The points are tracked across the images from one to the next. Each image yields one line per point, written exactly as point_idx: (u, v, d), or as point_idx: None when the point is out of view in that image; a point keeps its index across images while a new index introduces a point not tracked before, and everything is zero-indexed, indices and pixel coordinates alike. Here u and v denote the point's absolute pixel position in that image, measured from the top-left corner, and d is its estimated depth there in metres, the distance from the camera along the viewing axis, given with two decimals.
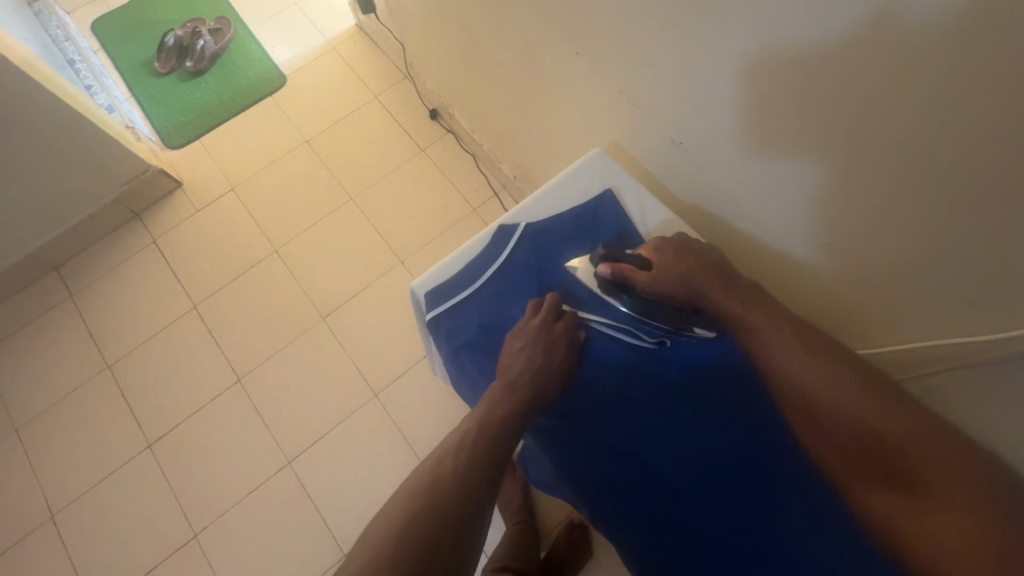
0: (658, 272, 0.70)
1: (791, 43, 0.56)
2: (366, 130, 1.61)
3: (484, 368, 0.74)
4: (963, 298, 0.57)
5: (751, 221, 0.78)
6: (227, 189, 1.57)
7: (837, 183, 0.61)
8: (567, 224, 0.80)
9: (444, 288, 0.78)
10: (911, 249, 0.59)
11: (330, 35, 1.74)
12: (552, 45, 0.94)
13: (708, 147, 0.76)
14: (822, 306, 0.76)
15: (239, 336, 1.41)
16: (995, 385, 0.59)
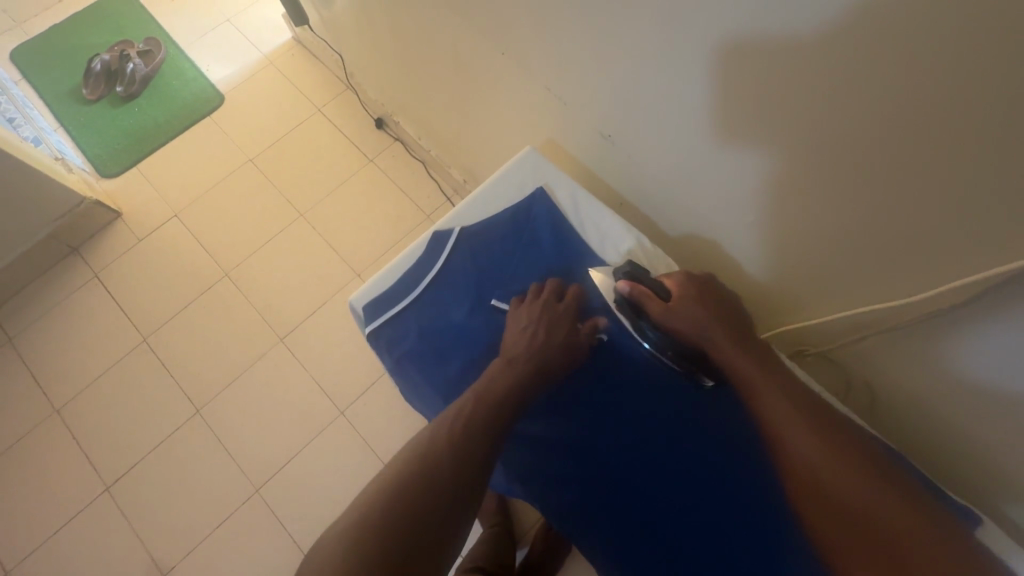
0: (676, 307, 0.68)
1: (707, 38, 0.57)
2: (311, 144, 1.58)
3: (427, 375, 0.74)
4: (888, 269, 0.60)
5: (689, 211, 0.79)
6: (171, 215, 1.51)
7: (764, 165, 0.63)
8: (504, 227, 0.80)
9: (382, 300, 0.77)
10: (837, 227, 0.61)
11: (267, 50, 1.70)
12: (483, 47, 0.94)
13: (640, 141, 0.77)
14: (767, 284, 0.78)
15: (193, 367, 1.36)
16: (918, 347, 0.63)
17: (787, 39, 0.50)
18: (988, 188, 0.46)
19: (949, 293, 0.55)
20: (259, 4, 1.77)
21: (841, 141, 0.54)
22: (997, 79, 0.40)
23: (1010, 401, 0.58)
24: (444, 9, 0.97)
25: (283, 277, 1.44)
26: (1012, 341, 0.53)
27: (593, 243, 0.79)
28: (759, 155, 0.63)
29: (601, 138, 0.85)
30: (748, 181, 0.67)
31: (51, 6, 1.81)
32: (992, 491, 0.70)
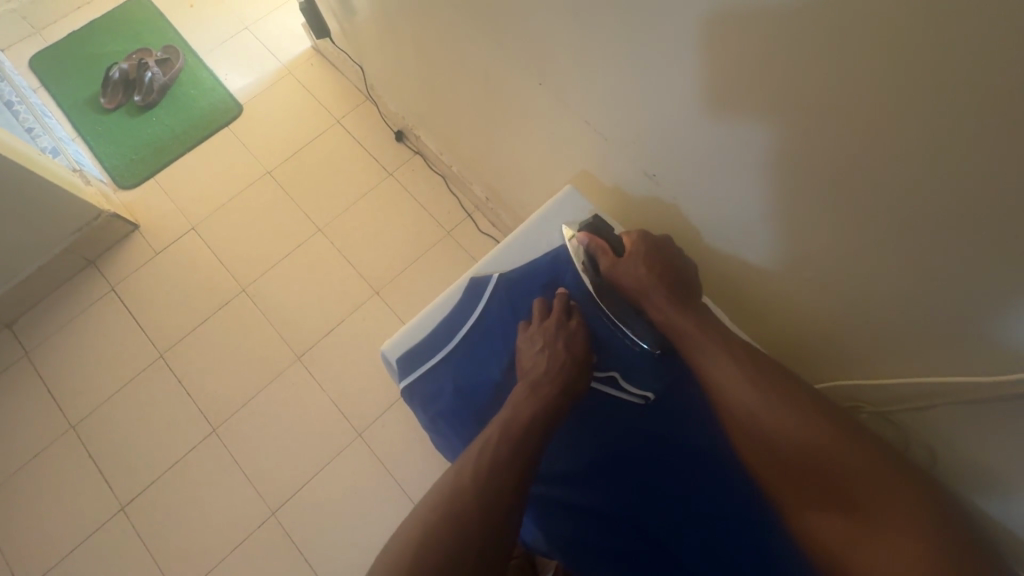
0: (622, 263, 0.72)
1: (764, 81, 0.54)
2: (329, 156, 1.55)
3: (463, 435, 0.70)
4: (964, 327, 0.56)
5: (738, 254, 0.76)
6: (188, 228, 1.49)
7: (827, 215, 0.59)
8: (542, 274, 0.77)
9: (416, 352, 0.74)
10: (910, 285, 0.57)
11: (285, 59, 1.67)
12: (512, 71, 0.91)
13: (686, 184, 0.74)
14: (813, 329, 0.74)
15: (210, 385, 1.34)
16: (994, 410, 0.59)
17: (870, 90, 0.46)
18: None
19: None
20: (278, 12, 1.75)
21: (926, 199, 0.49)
22: None
23: None
24: (472, 32, 0.94)
25: (301, 292, 1.42)
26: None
27: None
28: (819, 204, 0.59)
29: (640, 176, 0.81)
30: (808, 230, 0.63)
31: (69, 14, 1.80)
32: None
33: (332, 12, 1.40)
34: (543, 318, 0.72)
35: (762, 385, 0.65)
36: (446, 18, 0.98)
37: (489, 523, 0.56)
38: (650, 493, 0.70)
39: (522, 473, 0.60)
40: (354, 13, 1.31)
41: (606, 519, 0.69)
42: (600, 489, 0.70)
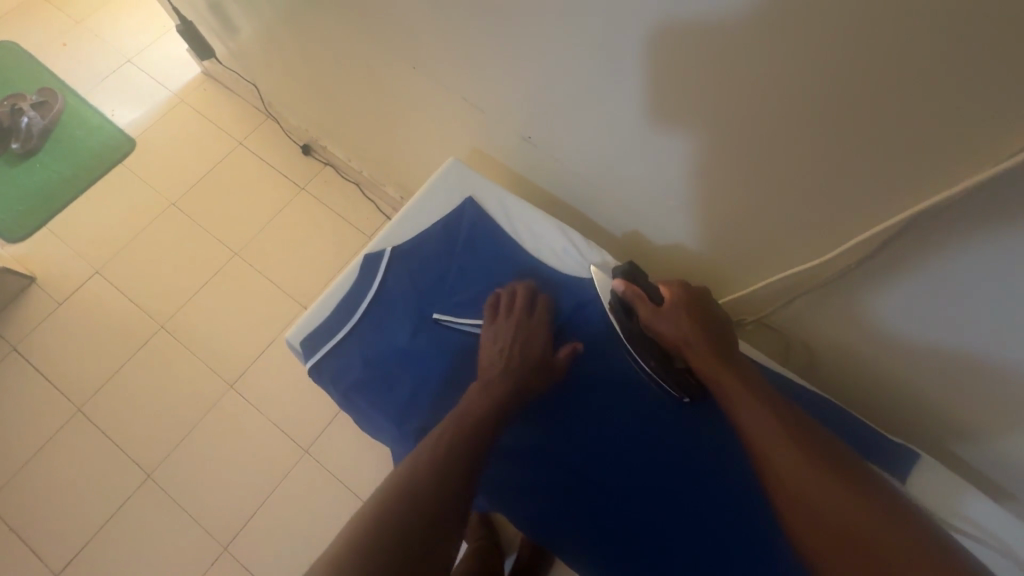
0: (665, 313, 0.68)
1: (593, 32, 0.60)
2: (237, 179, 1.52)
3: (377, 404, 0.72)
4: (803, 228, 0.63)
5: (617, 198, 0.82)
6: (91, 272, 1.42)
7: (674, 145, 0.66)
8: (435, 241, 0.79)
9: (321, 332, 0.75)
10: (758, 198, 0.64)
11: (176, 88, 1.62)
12: (394, 63, 0.94)
13: (559, 141, 0.80)
14: (693, 257, 0.81)
15: (136, 430, 1.28)
16: (844, 298, 0.66)
17: (678, 19, 0.52)
18: (864, 140, 0.50)
19: (857, 246, 0.59)
20: (160, 40, 1.69)
21: (746, 116, 0.56)
22: (845, 40, 0.44)
23: (923, 331, 0.63)
24: (351, 31, 0.96)
25: (225, 319, 1.37)
26: (910, 282, 0.59)
27: (527, 245, 0.80)
28: (665, 137, 0.66)
29: (519, 141, 0.87)
30: (663, 162, 0.69)
31: None
32: (932, 432, 0.74)
33: (215, 34, 1.38)
34: (498, 312, 0.73)
35: (771, 403, 0.60)
36: (324, 21, 0.99)
37: (446, 492, 0.56)
38: (569, 429, 0.73)
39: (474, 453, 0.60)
40: (237, 31, 1.29)
41: (532, 458, 0.73)
42: (521, 432, 0.74)
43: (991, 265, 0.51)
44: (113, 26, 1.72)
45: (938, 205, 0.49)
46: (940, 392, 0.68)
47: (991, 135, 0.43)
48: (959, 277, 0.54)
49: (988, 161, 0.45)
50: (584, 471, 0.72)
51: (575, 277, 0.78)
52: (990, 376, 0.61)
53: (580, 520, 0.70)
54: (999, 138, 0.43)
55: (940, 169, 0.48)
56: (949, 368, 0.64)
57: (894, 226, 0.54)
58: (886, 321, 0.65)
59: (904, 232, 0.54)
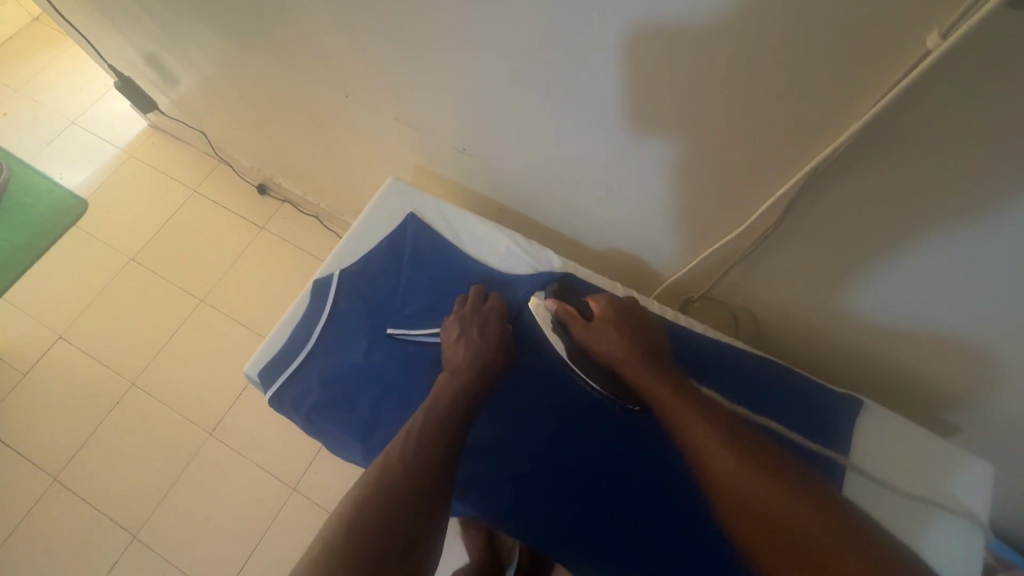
0: (595, 329, 0.72)
1: (501, 38, 0.64)
2: (196, 226, 1.52)
3: (342, 423, 0.72)
4: (722, 200, 0.67)
5: (555, 196, 0.85)
6: (55, 337, 1.40)
7: (596, 136, 0.69)
8: (382, 260, 0.80)
9: (278, 361, 0.75)
10: (680, 176, 0.68)
11: (124, 144, 1.62)
12: (330, 93, 0.97)
13: (492, 148, 0.84)
14: (636, 243, 0.84)
15: (117, 492, 1.25)
16: (778, 259, 0.70)
17: (572, 17, 0.56)
18: (754, 106, 0.55)
19: (772, 209, 0.63)
20: (103, 100, 1.69)
21: (655, 98, 0.60)
22: (716, 16, 0.48)
23: (854, 279, 0.66)
24: (285, 68, 0.98)
25: (196, 367, 1.36)
26: (832, 232, 0.62)
27: (473, 251, 0.82)
28: (585, 130, 0.69)
29: (456, 154, 0.90)
30: (589, 155, 0.73)
31: None
32: (880, 381, 0.78)
33: (155, 87, 1.39)
34: (461, 308, 0.75)
35: (701, 409, 0.63)
36: (257, 60, 1.01)
37: (420, 484, 0.57)
38: (540, 427, 0.75)
39: (446, 447, 0.61)
40: (177, 82, 1.31)
41: (507, 461, 0.73)
42: (493, 437, 0.75)
43: (893, 196, 0.54)
44: (53, 91, 1.72)
45: (829, 157, 0.54)
46: (871, 339, 0.72)
47: (859, 84, 0.48)
48: (872, 216, 0.58)
49: (862, 109, 0.50)
50: (558, 465, 0.73)
51: (524, 275, 0.81)
52: (916, 314, 0.65)
53: (561, 514, 0.70)
54: (864, 85, 0.48)
55: (825, 123, 0.52)
56: (871, 314, 0.69)
57: (796, 184, 0.59)
58: (818, 276, 0.69)
59: (806, 188, 0.59)
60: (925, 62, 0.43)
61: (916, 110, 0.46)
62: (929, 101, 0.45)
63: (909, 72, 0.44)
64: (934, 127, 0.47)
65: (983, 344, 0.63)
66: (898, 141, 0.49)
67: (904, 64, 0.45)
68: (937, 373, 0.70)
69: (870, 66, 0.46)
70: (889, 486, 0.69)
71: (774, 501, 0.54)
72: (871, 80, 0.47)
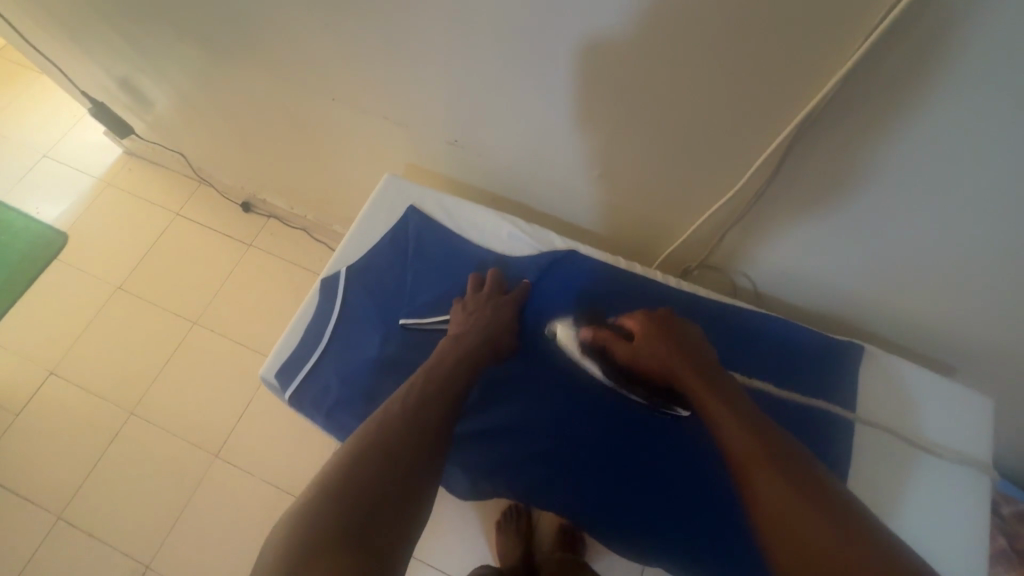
0: (640, 344, 0.68)
1: (487, 27, 0.65)
2: (183, 249, 1.50)
3: (363, 416, 0.72)
4: (714, 165, 0.70)
5: (548, 180, 0.87)
6: (46, 373, 1.36)
7: (586, 115, 0.71)
8: (385, 254, 0.81)
9: (292, 362, 0.75)
10: (671, 146, 0.70)
11: (101, 173, 1.59)
12: (314, 100, 0.97)
13: (482, 138, 0.85)
14: (632, 219, 0.86)
15: (126, 523, 1.23)
16: (772, 219, 0.72)
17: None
18: (739, 69, 0.57)
19: (761, 169, 0.66)
20: (74, 130, 1.66)
21: (645, 68, 0.62)
22: None
23: (848, 230, 0.69)
24: (266, 79, 0.98)
25: (196, 390, 1.34)
26: (822, 187, 0.65)
27: (475, 238, 0.83)
28: (575, 110, 0.71)
29: (446, 148, 0.92)
30: (580, 134, 0.75)
31: None
32: (879, 327, 0.81)
33: (130, 111, 1.37)
34: (476, 292, 0.77)
35: (744, 417, 0.59)
36: (237, 74, 1.01)
37: (419, 440, 0.58)
38: (559, 402, 0.75)
39: (445, 413, 0.63)
40: (153, 103, 1.29)
41: (530, 439, 0.74)
42: (516, 417, 0.75)
43: (880, 144, 0.57)
44: (20, 126, 1.68)
45: (814, 111, 0.57)
46: (866, 285, 0.75)
47: (836, 38, 0.50)
48: (860, 166, 0.60)
49: (839, 63, 0.52)
50: (581, 438, 0.73)
51: (528, 256, 0.82)
52: (908, 258, 0.68)
53: (589, 485, 0.71)
54: (846, 36, 0.50)
55: (811, 78, 0.55)
56: (869, 262, 0.71)
57: (786, 140, 0.61)
58: (812, 233, 0.71)
59: (795, 144, 0.61)
60: (896, 9, 0.45)
61: (891, 58, 0.49)
62: (901, 47, 0.48)
63: (884, 20, 0.47)
64: (915, 69, 0.49)
65: (973, 281, 0.66)
66: (881, 86, 0.52)
67: (877, 15, 0.47)
68: (932, 313, 0.73)
69: (843, 20, 0.49)
70: (886, 443, 0.72)
71: (811, 527, 0.50)
72: (846, 34, 0.50)
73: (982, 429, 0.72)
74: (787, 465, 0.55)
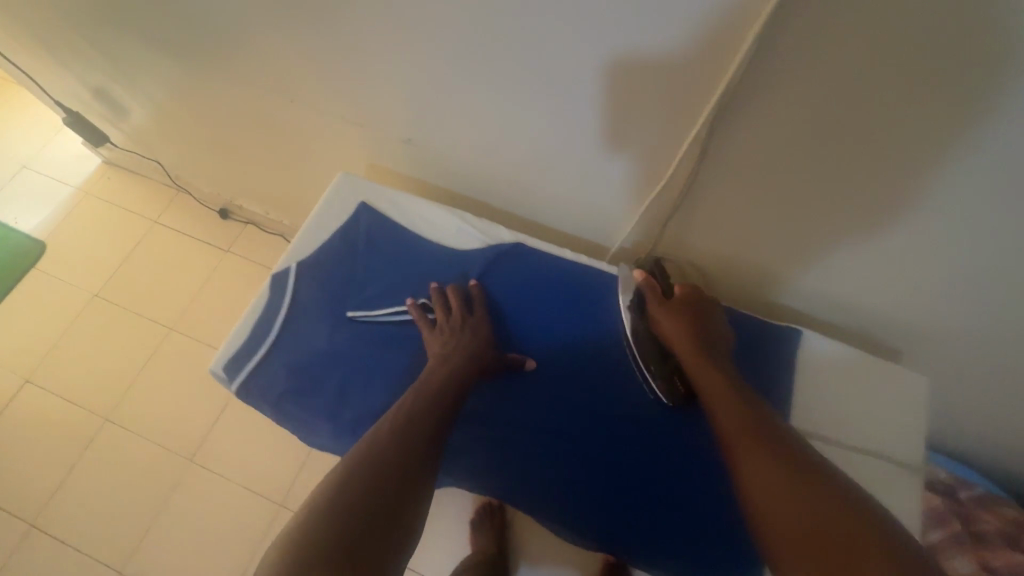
0: (676, 309, 0.73)
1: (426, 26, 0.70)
2: (160, 256, 1.51)
3: (310, 407, 0.74)
4: (643, 156, 0.73)
5: (498, 175, 0.92)
6: (21, 382, 1.37)
7: (524, 110, 0.76)
8: (336, 250, 0.83)
9: (241, 356, 0.76)
10: (604, 138, 0.73)
11: (80, 183, 1.61)
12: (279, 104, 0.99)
13: (434, 136, 0.90)
14: (581, 211, 0.90)
15: (99, 530, 1.22)
16: (702, 206, 0.75)
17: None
18: (651, 61, 0.60)
19: (686, 157, 0.69)
20: (54, 141, 1.68)
21: (575, 60, 0.64)
22: None
23: (772, 214, 0.72)
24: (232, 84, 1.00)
25: (171, 396, 1.35)
26: (740, 172, 0.68)
27: (425, 234, 0.85)
28: (515, 105, 0.76)
29: (402, 147, 0.96)
30: (522, 129, 0.79)
31: None
32: (818, 312, 0.84)
33: (106, 120, 1.39)
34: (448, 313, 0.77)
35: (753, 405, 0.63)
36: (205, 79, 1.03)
37: (413, 456, 0.59)
38: (503, 391, 0.79)
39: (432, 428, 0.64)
40: (127, 112, 1.31)
41: (475, 426, 0.77)
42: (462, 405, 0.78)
43: (783, 129, 0.60)
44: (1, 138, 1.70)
45: (720, 100, 0.60)
46: (795, 268, 0.78)
47: (732, 30, 0.53)
48: (769, 151, 0.63)
49: (737, 54, 0.55)
50: (523, 424, 0.77)
51: (476, 251, 0.84)
52: (828, 238, 0.71)
53: (529, 468, 0.76)
54: (739, 28, 0.53)
55: (714, 68, 0.58)
56: (793, 244, 0.74)
57: (706, 130, 0.63)
58: (740, 218, 0.74)
59: (716, 131, 0.64)
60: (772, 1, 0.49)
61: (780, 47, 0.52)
62: (786, 37, 0.51)
63: (764, 11, 0.50)
64: (811, 56, 0.52)
65: (890, 261, 0.70)
66: (784, 77, 0.54)
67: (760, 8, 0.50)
68: (860, 295, 0.77)
69: (733, 12, 0.52)
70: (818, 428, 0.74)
71: (812, 507, 0.52)
72: (738, 27, 0.53)
73: (916, 414, 0.75)
74: (790, 448, 0.58)
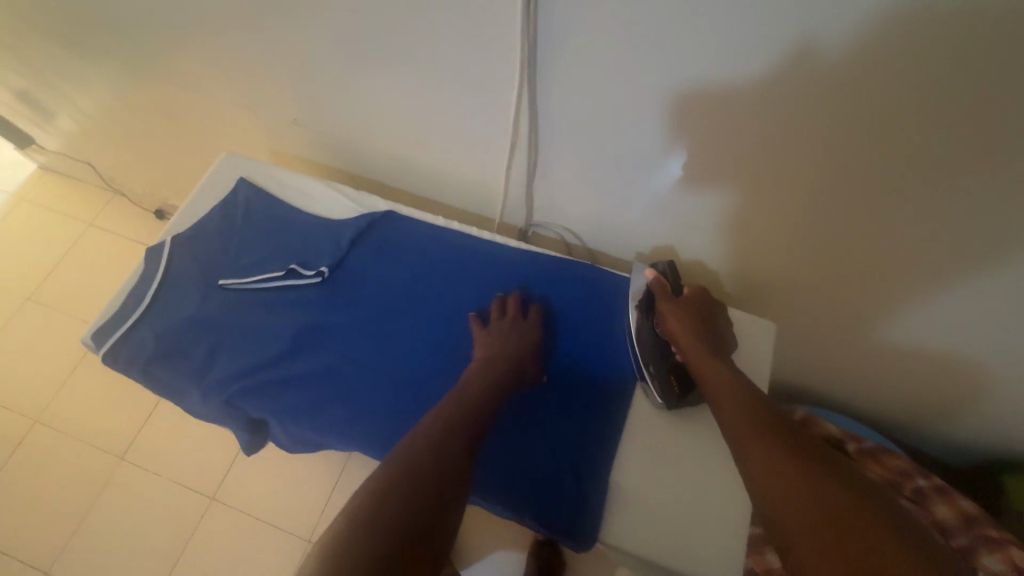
0: (682, 313, 0.74)
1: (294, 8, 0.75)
2: (96, 259, 1.51)
3: (174, 368, 0.77)
4: (488, 119, 0.80)
5: (389, 152, 0.97)
6: None
7: (394, 84, 0.81)
8: (214, 223, 0.87)
9: (111, 325, 0.80)
10: (460, 105, 0.80)
11: (15, 189, 1.60)
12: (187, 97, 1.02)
13: (326, 118, 0.95)
14: (468, 182, 0.95)
15: (26, 531, 1.21)
16: (541, 162, 0.84)
17: None
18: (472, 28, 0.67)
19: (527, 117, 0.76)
20: None
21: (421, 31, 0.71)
22: None
23: (598, 163, 0.80)
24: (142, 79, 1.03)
25: (103, 395, 1.34)
26: (562, 127, 0.76)
27: (300, 206, 0.89)
28: (386, 80, 0.81)
29: (295, 128, 1.01)
30: (397, 103, 0.84)
31: None
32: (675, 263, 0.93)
33: (34, 124, 1.39)
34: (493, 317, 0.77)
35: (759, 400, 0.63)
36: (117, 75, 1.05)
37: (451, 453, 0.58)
38: (353, 344, 0.78)
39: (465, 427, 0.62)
40: (53, 115, 1.32)
41: (324, 380, 0.76)
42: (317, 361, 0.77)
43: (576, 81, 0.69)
44: None
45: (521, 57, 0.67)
46: (636, 215, 0.87)
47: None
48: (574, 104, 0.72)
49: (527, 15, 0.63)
50: (369, 374, 0.76)
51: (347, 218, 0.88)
52: (649, 183, 0.79)
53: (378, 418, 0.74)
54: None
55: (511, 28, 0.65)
56: (623, 190, 0.83)
57: (529, 88, 0.72)
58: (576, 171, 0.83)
59: (537, 90, 0.72)
60: None
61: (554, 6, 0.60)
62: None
63: None
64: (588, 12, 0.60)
65: (709, 200, 0.78)
66: (572, 33, 0.63)
67: None
68: (698, 240, 0.86)
69: None
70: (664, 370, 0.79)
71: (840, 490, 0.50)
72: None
73: (760, 357, 0.80)
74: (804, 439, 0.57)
